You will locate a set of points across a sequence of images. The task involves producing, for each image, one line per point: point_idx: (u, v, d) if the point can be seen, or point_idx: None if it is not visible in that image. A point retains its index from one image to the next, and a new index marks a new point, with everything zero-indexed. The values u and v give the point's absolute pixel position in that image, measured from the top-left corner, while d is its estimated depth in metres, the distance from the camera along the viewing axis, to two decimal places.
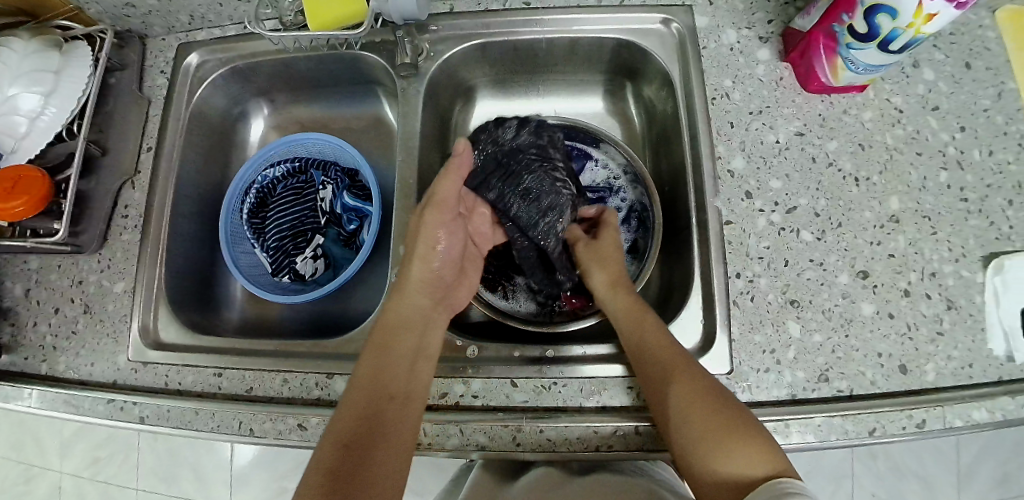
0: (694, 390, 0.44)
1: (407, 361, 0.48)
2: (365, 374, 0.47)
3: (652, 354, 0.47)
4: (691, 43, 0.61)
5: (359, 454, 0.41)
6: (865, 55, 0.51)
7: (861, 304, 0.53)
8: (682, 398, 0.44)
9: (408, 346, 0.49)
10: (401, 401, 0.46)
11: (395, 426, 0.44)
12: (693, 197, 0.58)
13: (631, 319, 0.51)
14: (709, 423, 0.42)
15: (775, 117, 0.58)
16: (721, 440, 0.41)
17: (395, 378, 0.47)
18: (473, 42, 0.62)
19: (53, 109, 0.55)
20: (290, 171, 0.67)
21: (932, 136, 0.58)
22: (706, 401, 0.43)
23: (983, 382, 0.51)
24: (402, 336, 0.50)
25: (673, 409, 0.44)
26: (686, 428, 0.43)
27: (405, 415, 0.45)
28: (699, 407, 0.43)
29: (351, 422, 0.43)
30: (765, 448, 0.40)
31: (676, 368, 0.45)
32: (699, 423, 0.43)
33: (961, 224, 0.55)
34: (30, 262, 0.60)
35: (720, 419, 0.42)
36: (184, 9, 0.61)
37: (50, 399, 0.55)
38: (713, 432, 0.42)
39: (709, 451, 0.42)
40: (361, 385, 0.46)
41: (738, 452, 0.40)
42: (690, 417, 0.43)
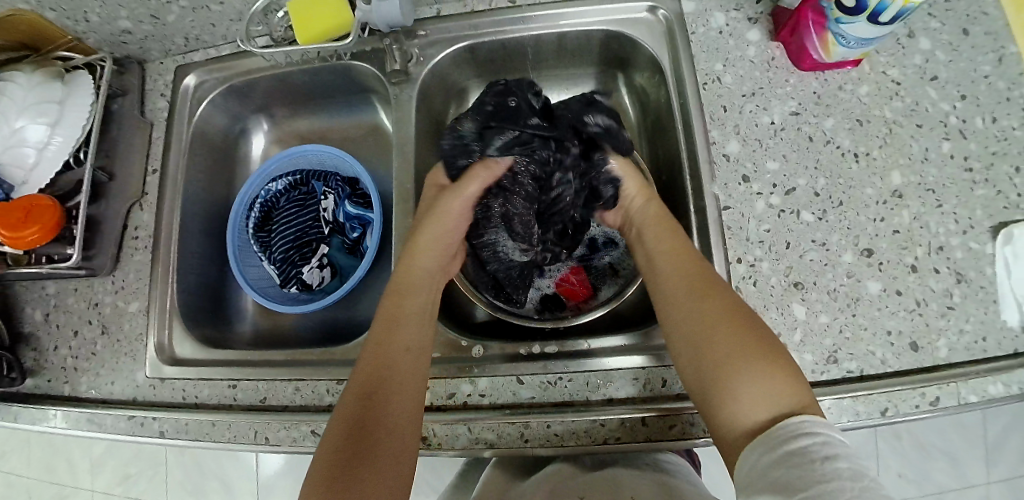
0: (727, 315, 0.44)
1: (419, 332, 0.49)
2: (371, 348, 0.47)
3: (683, 279, 0.48)
4: (680, 29, 0.60)
5: (363, 436, 0.42)
6: (854, 29, 0.51)
7: (867, 283, 0.52)
8: (714, 321, 0.44)
9: (411, 315, 0.50)
10: (413, 358, 0.47)
11: (397, 404, 0.44)
12: (690, 184, 0.58)
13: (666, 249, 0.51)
14: (736, 348, 0.42)
15: (768, 98, 0.58)
16: (742, 369, 0.41)
17: (402, 350, 0.47)
18: (461, 44, 0.63)
19: (59, 137, 0.57)
20: (292, 184, 0.68)
21: (931, 107, 0.57)
22: (739, 327, 0.43)
23: (997, 356, 0.50)
24: (413, 302, 0.51)
25: (699, 334, 0.44)
26: (711, 353, 0.42)
27: (409, 389, 0.45)
28: (729, 331, 0.43)
29: (363, 386, 0.45)
30: (792, 383, 0.40)
31: (708, 292, 0.45)
32: (725, 345, 0.42)
33: (967, 195, 0.54)
34: (48, 288, 0.63)
35: (750, 348, 0.42)
36: (179, 32, 0.63)
37: (74, 418, 0.57)
38: (733, 364, 0.42)
39: (733, 382, 0.41)
40: (371, 354, 0.47)
41: (765, 385, 0.40)
42: (714, 341, 0.43)
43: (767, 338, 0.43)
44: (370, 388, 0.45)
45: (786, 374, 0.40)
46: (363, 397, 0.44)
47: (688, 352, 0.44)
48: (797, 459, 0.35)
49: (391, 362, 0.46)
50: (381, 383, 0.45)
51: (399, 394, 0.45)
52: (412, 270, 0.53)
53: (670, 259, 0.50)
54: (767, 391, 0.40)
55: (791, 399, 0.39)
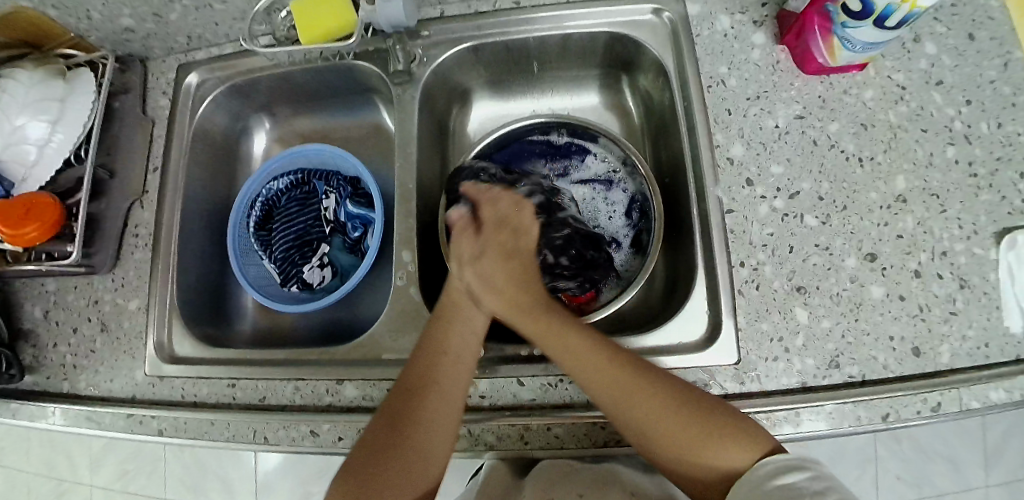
0: (650, 401, 0.42)
1: (466, 346, 0.48)
2: (419, 356, 0.48)
3: (595, 375, 0.44)
4: (684, 31, 0.60)
5: (401, 442, 0.43)
6: (859, 33, 0.50)
7: (870, 287, 0.52)
8: (645, 407, 0.42)
9: (460, 330, 0.49)
10: (453, 373, 0.46)
11: (436, 417, 0.44)
12: (694, 187, 0.57)
13: (556, 338, 0.46)
14: (680, 421, 0.41)
15: (773, 102, 0.58)
16: (706, 440, 0.41)
17: (447, 363, 0.47)
18: (465, 45, 0.62)
19: (60, 134, 0.56)
20: (293, 183, 0.67)
21: (936, 112, 0.57)
22: (670, 408, 0.42)
23: (1000, 362, 0.50)
24: (463, 315, 0.49)
25: (637, 419, 0.42)
26: (657, 437, 0.42)
27: (451, 405, 0.45)
28: (662, 416, 0.42)
29: (402, 395, 0.45)
30: (741, 433, 0.41)
31: (638, 387, 0.42)
32: (665, 426, 0.42)
33: (971, 200, 0.54)
34: (48, 284, 0.62)
35: (685, 420, 0.41)
36: (182, 30, 0.62)
37: (73, 415, 0.57)
38: (699, 440, 0.41)
39: (692, 450, 0.41)
40: (414, 364, 0.47)
41: (718, 446, 0.40)
42: (657, 423, 0.42)
43: (695, 401, 0.42)
44: (411, 395, 0.45)
45: (730, 429, 0.41)
46: (400, 401, 0.45)
47: (637, 438, 0.43)
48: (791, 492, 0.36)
49: (434, 374, 0.46)
50: (422, 394, 0.45)
51: (438, 408, 0.44)
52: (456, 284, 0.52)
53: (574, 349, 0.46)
54: (720, 453, 0.40)
55: (745, 453, 0.40)
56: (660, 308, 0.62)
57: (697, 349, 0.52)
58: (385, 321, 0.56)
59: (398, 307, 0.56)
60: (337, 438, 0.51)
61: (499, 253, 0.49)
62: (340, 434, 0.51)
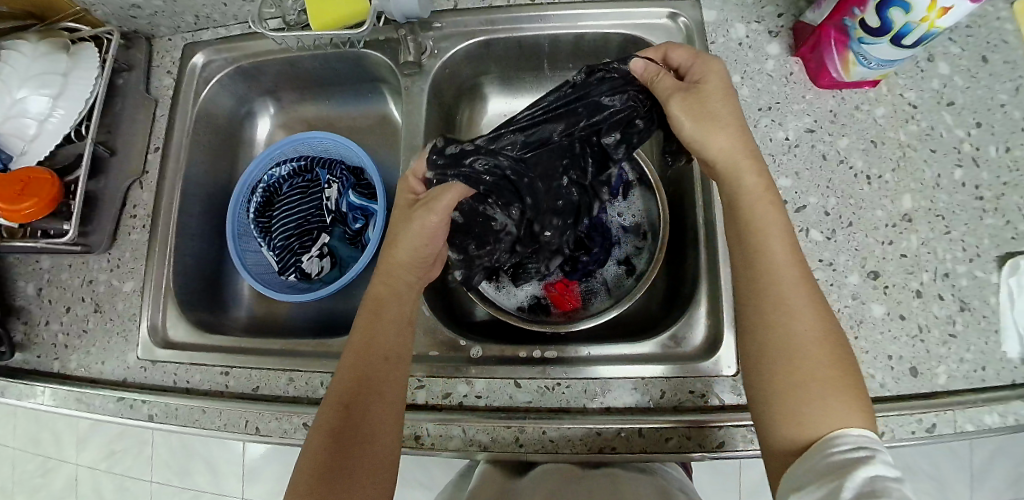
0: (815, 322, 0.40)
1: (397, 338, 0.48)
2: (350, 358, 0.47)
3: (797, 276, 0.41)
4: (699, 37, 0.60)
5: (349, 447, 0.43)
6: (876, 49, 0.50)
7: (872, 306, 0.52)
8: (795, 324, 0.39)
9: (388, 324, 0.49)
10: (386, 360, 0.47)
11: (378, 409, 0.45)
12: (701, 196, 0.57)
13: (777, 236, 0.42)
14: (826, 366, 0.38)
15: (784, 113, 0.57)
16: (828, 390, 0.37)
17: (380, 356, 0.47)
18: (477, 38, 0.62)
19: (61, 110, 0.55)
20: (296, 170, 0.67)
21: (946, 133, 0.57)
22: (818, 343, 0.39)
23: (995, 385, 0.50)
24: (390, 308, 0.50)
25: (809, 338, 0.39)
26: (817, 362, 0.38)
27: (390, 394, 0.46)
28: (825, 350, 0.39)
29: (338, 409, 0.45)
30: (859, 404, 0.37)
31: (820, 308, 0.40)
32: (821, 362, 0.38)
33: (976, 223, 0.54)
34: (43, 262, 0.62)
35: (835, 360, 0.39)
36: (189, 9, 0.61)
37: (62, 396, 0.57)
38: (825, 382, 0.38)
39: (805, 390, 0.38)
40: (346, 368, 0.47)
41: (835, 400, 0.37)
42: (806, 353, 0.39)
43: (848, 351, 0.40)
44: (348, 403, 0.45)
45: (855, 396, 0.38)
46: (340, 405, 0.45)
47: (788, 349, 0.39)
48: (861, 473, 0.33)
49: (370, 365, 0.46)
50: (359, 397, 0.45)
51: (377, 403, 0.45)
52: (388, 271, 0.51)
53: (784, 259, 0.42)
54: (830, 412, 0.37)
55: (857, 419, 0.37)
56: (660, 316, 0.61)
57: (698, 358, 0.51)
58: None
59: None
60: None
61: (719, 98, 0.46)
62: None
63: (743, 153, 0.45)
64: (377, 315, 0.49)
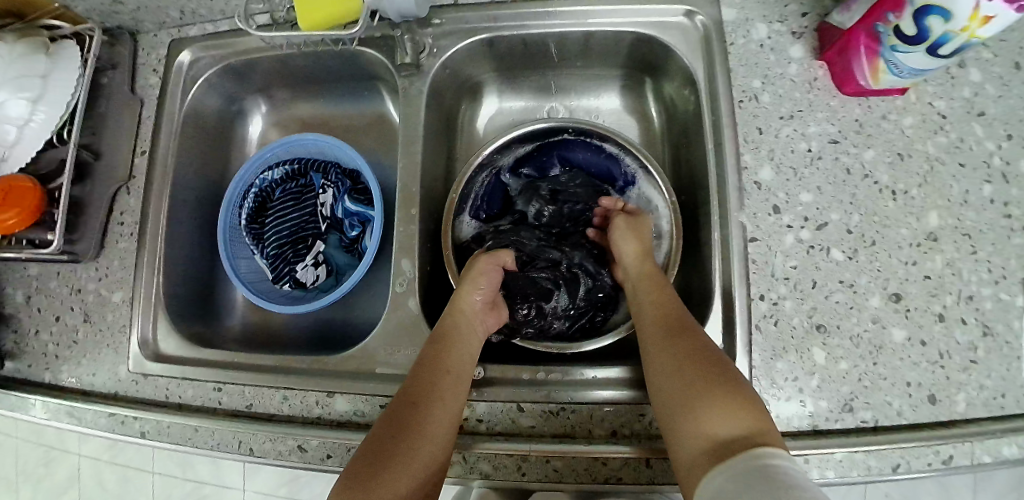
0: (688, 351, 0.45)
1: (462, 361, 0.49)
2: (419, 370, 0.48)
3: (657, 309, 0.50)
4: (717, 38, 0.56)
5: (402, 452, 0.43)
6: (909, 58, 0.46)
7: (892, 330, 0.50)
8: (671, 358, 0.45)
9: (460, 349, 0.50)
10: (454, 380, 0.47)
11: (439, 425, 0.44)
12: (715, 210, 0.54)
13: (654, 300, 0.51)
14: (696, 379, 0.43)
15: (806, 122, 0.54)
16: (701, 397, 0.41)
17: (446, 372, 0.47)
18: (479, 37, 0.58)
19: (42, 114, 0.52)
20: (289, 174, 0.64)
21: (977, 145, 0.53)
22: (696, 363, 0.44)
23: (1015, 414, 0.48)
24: (462, 335, 0.51)
25: (665, 360, 0.45)
26: (681, 377, 0.43)
27: (449, 415, 0.45)
28: (691, 363, 0.44)
29: (400, 415, 0.45)
30: (747, 407, 0.40)
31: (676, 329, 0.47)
32: (689, 376, 0.43)
33: (1004, 243, 0.51)
34: (30, 269, 0.60)
35: (711, 374, 0.43)
36: (173, 4, 0.57)
37: (53, 409, 0.55)
38: (695, 393, 0.42)
39: (694, 404, 0.42)
40: (416, 377, 0.47)
41: (726, 409, 0.40)
42: (682, 381, 0.43)
43: (717, 357, 0.44)
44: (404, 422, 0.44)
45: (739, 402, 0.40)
46: (403, 412, 0.45)
47: (675, 386, 0.43)
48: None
49: (437, 380, 0.46)
50: (422, 406, 0.45)
51: (436, 420, 0.44)
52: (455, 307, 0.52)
53: (655, 302, 0.50)
54: (710, 418, 0.40)
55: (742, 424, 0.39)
56: None
57: None
58: (381, 334, 0.53)
59: (395, 319, 0.53)
60: (325, 455, 0.49)
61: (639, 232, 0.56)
62: (329, 451, 0.49)
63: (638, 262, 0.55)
64: (450, 338, 0.50)
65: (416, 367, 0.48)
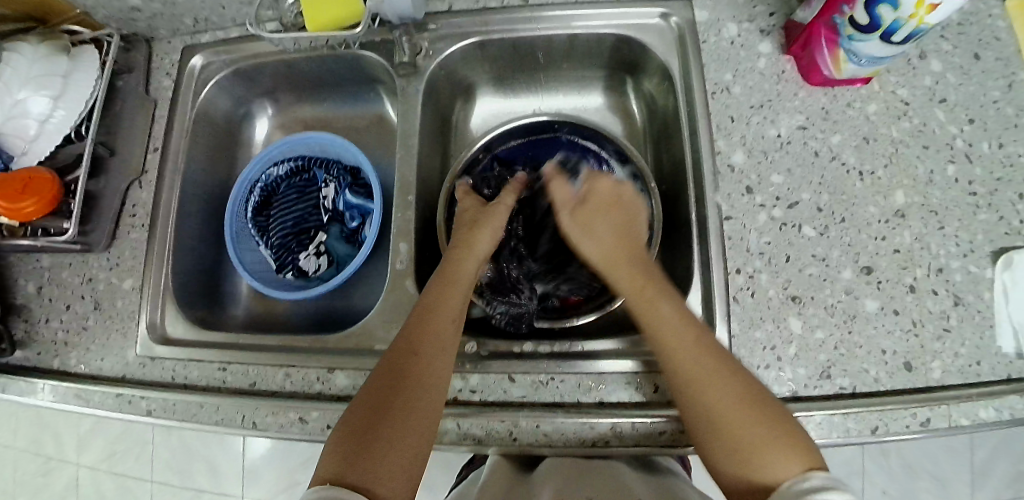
0: (740, 391, 0.42)
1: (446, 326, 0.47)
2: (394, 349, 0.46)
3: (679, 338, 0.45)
4: (691, 36, 0.60)
5: (381, 433, 0.41)
6: (866, 46, 0.51)
7: (865, 300, 0.52)
8: (721, 404, 0.42)
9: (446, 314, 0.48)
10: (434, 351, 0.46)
11: (418, 391, 0.43)
12: (694, 193, 0.57)
13: (667, 321, 0.46)
14: (748, 424, 0.41)
15: (776, 110, 0.58)
16: (761, 449, 0.39)
17: (422, 348, 0.45)
18: (471, 40, 0.62)
19: (62, 111, 0.56)
20: (294, 169, 0.67)
21: (939, 129, 0.57)
22: (734, 393, 0.42)
23: (990, 380, 0.50)
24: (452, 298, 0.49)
25: (714, 406, 0.42)
26: (736, 425, 0.41)
27: (427, 385, 0.44)
28: (739, 409, 0.41)
29: (376, 392, 0.43)
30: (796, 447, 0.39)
31: (711, 360, 0.43)
32: (741, 424, 0.41)
33: (969, 219, 0.54)
34: (43, 260, 0.62)
35: (758, 418, 0.41)
36: (189, 12, 0.62)
37: (60, 392, 0.57)
38: (756, 442, 0.40)
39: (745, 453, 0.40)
40: (392, 353, 0.46)
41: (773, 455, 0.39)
42: (733, 417, 0.41)
43: (761, 399, 0.42)
44: (393, 387, 0.43)
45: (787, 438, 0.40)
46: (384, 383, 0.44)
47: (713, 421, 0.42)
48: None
49: (415, 354, 0.45)
50: (401, 382, 0.44)
51: (417, 391, 0.43)
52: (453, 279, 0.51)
53: (675, 326, 0.45)
54: (775, 462, 0.39)
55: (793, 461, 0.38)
56: None
57: None
58: (379, 313, 0.56)
59: (392, 299, 0.56)
60: (325, 426, 0.50)
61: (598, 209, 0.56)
62: (328, 422, 0.50)
63: (618, 249, 0.53)
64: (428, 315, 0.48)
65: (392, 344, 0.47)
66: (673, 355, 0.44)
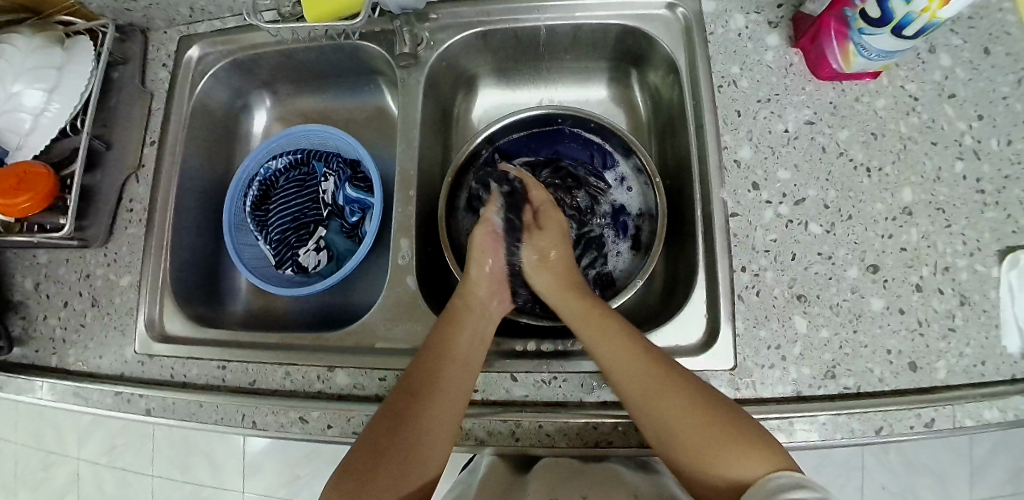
0: (691, 403, 0.43)
1: (469, 348, 0.49)
2: (422, 359, 0.47)
3: (624, 358, 0.46)
4: (697, 28, 0.59)
5: (404, 438, 0.42)
6: (878, 40, 0.49)
7: (871, 299, 0.52)
8: (668, 411, 0.43)
9: (466, 336, 0.49)
10: (461, 368, 0.47)
11: (443, 408, 0.44)
12: (698, 189, 0.57)
13: (603, 338, 0.48)
14: (702, 432, 0.41)
15: (783, 105, 0.57)
16: (723, 442, 0.40)
17: (453, 361, 0.47)
18: (473, 31, 0.61)
19: (56, 105, 0.55)
20: (292, 163, 0.66)
21: (948, 125, 0.56)
22: (687, 398, 0.43)
23: (995, 380, 0.50)
24: (471, 320, 0.51)
25: (659, 420, 0.43)
26: (687, 437, 0.42)
27: (451, 399, 0.45)
28: (687, 416, 0.42)
29: (402, 400, 0.45)
30: (759, 444, 0.40)
31: (660, 378, 0.44)
32: (695, 437, 0.41)
33: (977, 217, 0.53)
34: (40, 256, 0.62)
35: (714, 426, 0.41)
36: (184, 2, 0.61)
37: (60, 390, 0.57)
38: (710, 447, 0.41)
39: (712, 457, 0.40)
40: (419, 367, 0.47)
41: (731, 457, 0.40)
42: (686, 427, 0.42)
43: (717, 408, 0.42)
44: (416, 395, 0.45)
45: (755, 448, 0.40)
46: (413, 387, 0.46)
47: (663, 435, 0.43)
48: None
49: (440, 368, 0.46)
50: (426, 394, 0.45)
51: (443, 402, 0.45)
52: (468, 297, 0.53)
53: (618, 352, 0.46)
54: (733, 461, 0.39)
55: (763, 462, 0.39)
56: (656, 312, 0.61)
57: (695, 353, 0.52)
58: (380, 310, 0.55)
59: (393, 297, 0.55)
60: (326, 426, 0.50)
61: (559, 235, 0.57)
62: (329, 422, 0.50)
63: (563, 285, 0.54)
64: (454, 327, 0.50)
65: (419, 357, 0.48)
66: (625, 371, 0.45)
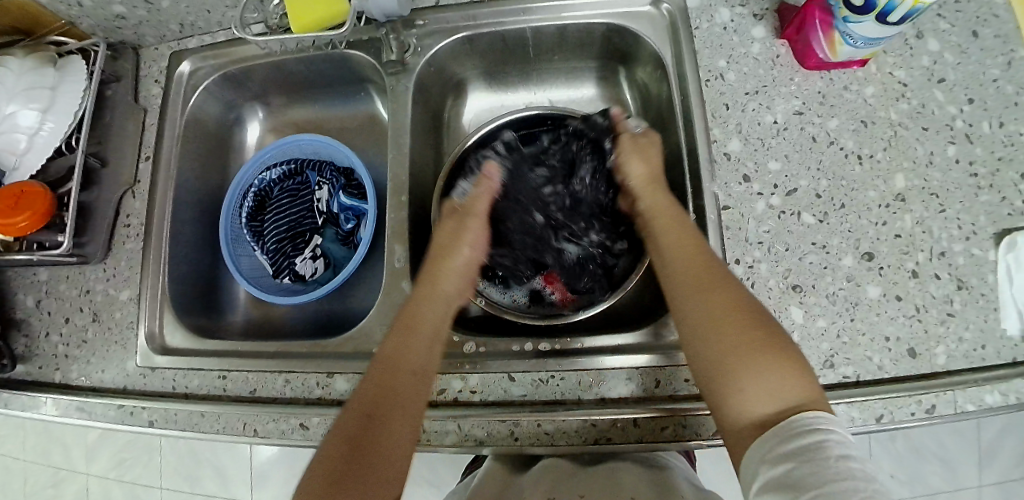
0: (743, 317, 0.43)
1: (426, 352, 0.48)
2: (379, 364, 0.46)
3: (688, 264, 0.47)
4: (683, 23, 0.59)
5: (364, 452, 0.41)
6: (861, 28, 0.49)
7: (867, 288, 0.52)
8: (717, 313, 0.43)
9: (423, 337, 0.48)
10: (417, 376, 0.46)
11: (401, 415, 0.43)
12: (689, 183, 0.57)
13: (675, 250, 0.49)
14: (745, 337, 0.42)
15: (771, 97, 0.57)
16: (761, 356, 0.41)
17: (411, 369, 0.46)
18: (460, 35, 0.62)
19: (50, 123, 0.56)
20: (286, 173, 0.67)
21: (938, 109, 0.56)
22: (739, 316, 0.43)
23: (996, 364, 0.49)
24: (423, 324, 0.49)
25: (704, 324, 0.43)
26: (727, 347, 0.42)
27: (410, 406, 0.44)
28: (737, 324, 0.42)
29: (362, 408, 0.43)
30: (796, 375, 0.40)
31: (707, 282, 0.45)
32: (736, 342, 0.42)
33: (971, 200, 0.53)
34: (40, 274, 0.62)
35: (761, 336, 0.42)
36: (174, 18, 0.62)
37: (64, 405, 0.57)
38: (749, 353, 0.41)
39: (739, 365, 0.41)
40: (375, 372, 0.46)
41: (766, 371, 0.40)
42: (731, 329, 0.42)
43: (766, 325, 0.42)
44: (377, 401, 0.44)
45: (797, 366, 0.40)
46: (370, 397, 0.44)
47: (706, 327, 0.43)
48: (809, 456, 0.35)
49: (397, 376, 0.45)
50: (386, 401, 0.44)
51: (403, 411, 0.44)
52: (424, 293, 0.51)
53: (679, 254, 0.48)
54: (767, 380, 0.40)
55: (796, 391, 0.39)
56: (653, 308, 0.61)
57: None
58: (376, 315, 0.55)
59: (389, 302, 0.56)
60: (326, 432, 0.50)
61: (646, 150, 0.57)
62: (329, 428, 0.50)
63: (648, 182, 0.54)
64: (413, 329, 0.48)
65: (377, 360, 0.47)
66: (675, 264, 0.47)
